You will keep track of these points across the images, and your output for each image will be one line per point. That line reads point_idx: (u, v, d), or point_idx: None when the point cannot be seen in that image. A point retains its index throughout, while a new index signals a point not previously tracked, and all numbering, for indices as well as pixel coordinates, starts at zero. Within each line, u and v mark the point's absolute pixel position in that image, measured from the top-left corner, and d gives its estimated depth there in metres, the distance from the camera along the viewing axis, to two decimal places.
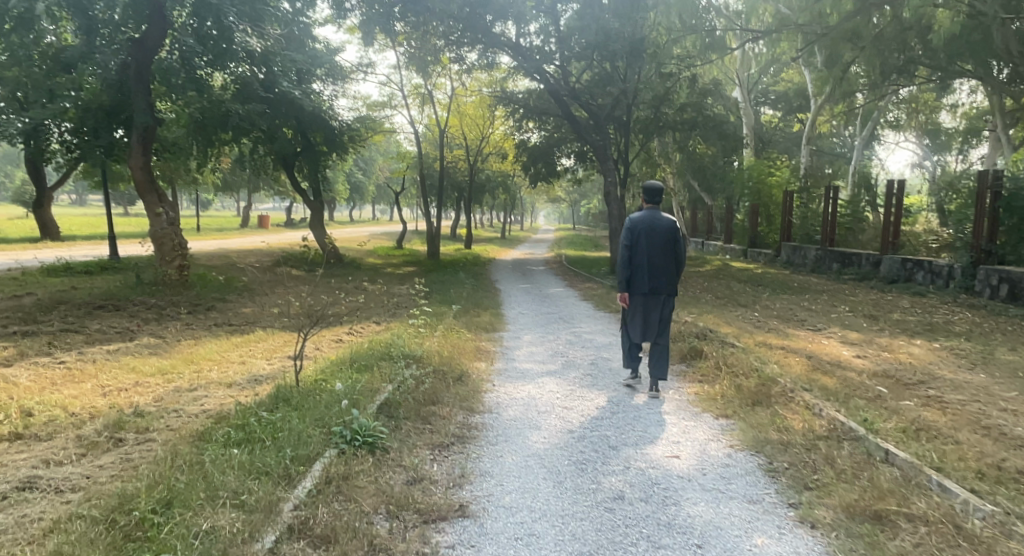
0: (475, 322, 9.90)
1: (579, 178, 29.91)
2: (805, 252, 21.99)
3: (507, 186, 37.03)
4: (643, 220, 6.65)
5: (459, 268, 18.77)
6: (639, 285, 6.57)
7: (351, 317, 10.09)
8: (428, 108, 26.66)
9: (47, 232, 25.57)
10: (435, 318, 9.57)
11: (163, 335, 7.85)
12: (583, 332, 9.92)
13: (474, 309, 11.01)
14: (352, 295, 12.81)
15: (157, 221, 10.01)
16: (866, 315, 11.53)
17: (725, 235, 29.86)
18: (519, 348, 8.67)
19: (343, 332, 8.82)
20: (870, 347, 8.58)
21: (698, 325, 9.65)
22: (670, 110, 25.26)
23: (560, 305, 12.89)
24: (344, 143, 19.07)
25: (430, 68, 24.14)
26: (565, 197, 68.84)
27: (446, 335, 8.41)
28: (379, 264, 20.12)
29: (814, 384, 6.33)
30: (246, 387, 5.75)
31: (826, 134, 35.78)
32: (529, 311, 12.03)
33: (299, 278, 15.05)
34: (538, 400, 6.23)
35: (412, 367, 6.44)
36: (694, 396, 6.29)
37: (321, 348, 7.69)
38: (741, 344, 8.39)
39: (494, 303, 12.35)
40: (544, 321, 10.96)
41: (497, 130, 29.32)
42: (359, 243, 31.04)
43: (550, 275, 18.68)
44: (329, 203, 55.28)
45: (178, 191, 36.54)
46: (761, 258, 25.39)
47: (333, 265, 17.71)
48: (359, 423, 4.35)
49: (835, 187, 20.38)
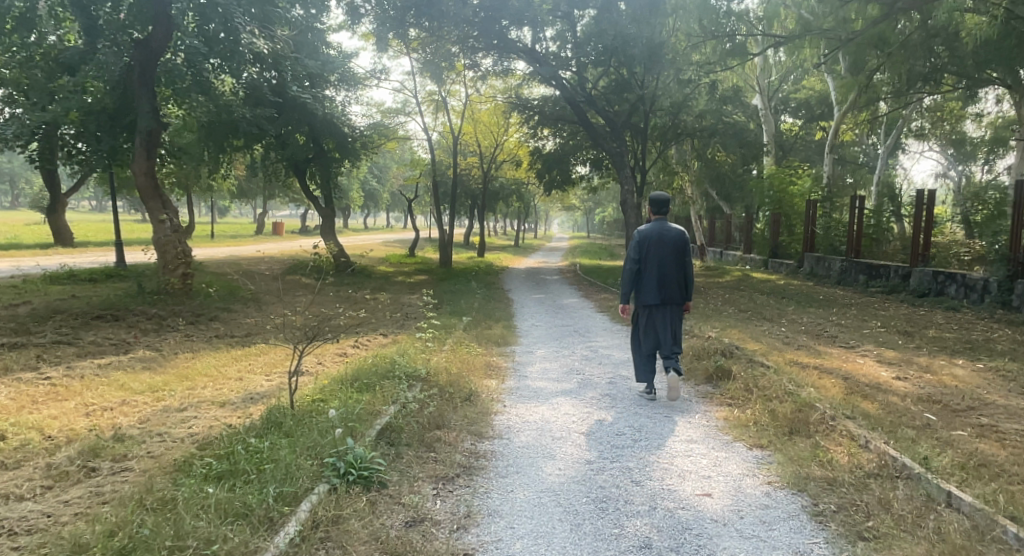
0: (487, 335, 9.45)
1: (596, 186, 29.45)
2: (829, 264, 21.36)
3: (522, 194, 36.65)
4: (652, 231, 6.74)
5: (472, 277, 18.36)
6: (649, 295, 6.68)
7: (358, 329, 9.67)
8: (442, 115, 26.34)
9: (60, 238, 25.56)
10: (444, 331, 9.15)
11: (159, 347, 7.48)
12: (600, 347, 9.44)
13: (486, 322, 10.56)
14: (361, 305, 12.42)
15: (160, 228, 9.66)
16: (899, 332, 10.96)
17: (745, 245, 29.23)
18: (533, 364, 8.21)
19: (348, 346, 8.41)
20: (909, 367, 8.04)
21: (722, 341, 9.14)
22: (689, 117, 24.78)
23: (575, 317, 12.41)
24: (357, 150, 18.75)
25: (445, 75, 23.82)
26: (581, 206, 68.42)
27: (456, 351, 7.97)
28: (391, 272, 19.77)
29: (855, 410, 5.81)
30: (239, 407, 5.34)
31: (847, 143, 35.10)
32: (544, 324, 11.56)
33: (308, 287, 14.71)
34: (552, 423, 5.77)
35: (416, 387, 6.00)
36: (723, 422, 5.80)
37: (324, 364, 7.27)
38: (771, 362, 7.88)
39: (508, 314, 11.91)
40: (559, 335, 10.48)
41: (512, 137, 28.95)
42: (373, 250, 30.75)
43: (565, 285, 18.23)
44: (344, 210, 55.22)
45: (193, 197, 36.57)
46: (783, 269, 24.77)
47: (344, 273, 17.36)
48: (354, 454, 3.90)
49: (860, 197, 19.76)
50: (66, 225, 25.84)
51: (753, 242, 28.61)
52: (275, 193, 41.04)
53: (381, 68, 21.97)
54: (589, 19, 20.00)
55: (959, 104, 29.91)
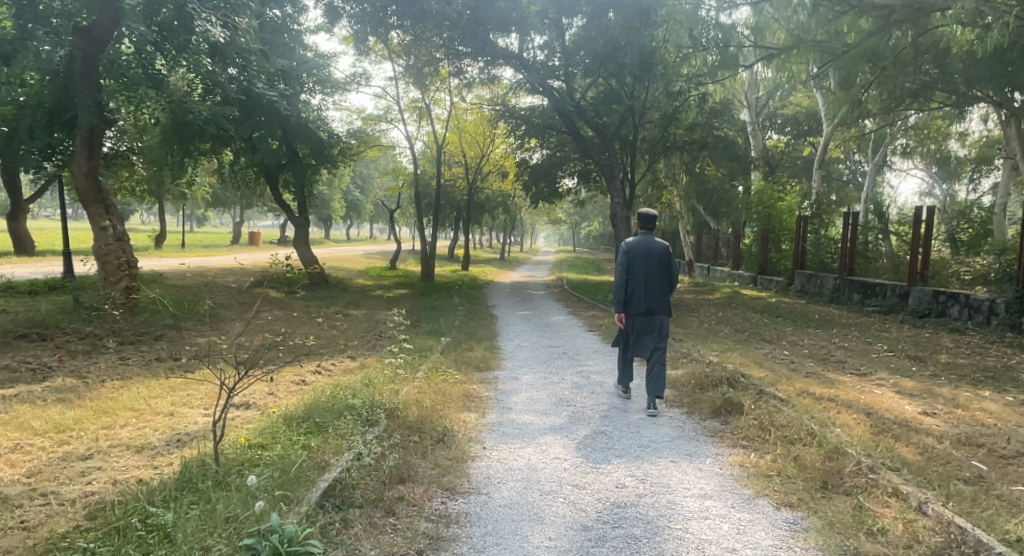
0: (465, 358, 8.52)
1: (582, 199, 28.70)
2: (821, 282, 20.69)
3: (507, 206, 35.78)
4: (638, 243, 6.77)
5: (453, 292, 17.47)
6: (636, 305, 6.67)
7: (324, 353, 8.71)
8: (426, 123, 25.51)
9: (21, 245, 24.25)
10: (418, 354, 8.23)
11: (85, 373, 6.49)
12: (591, 373, 8.54)
13: (466, 343, 9.63)
14: (331, 323, 11.42)
15: (102, 236, 8.73)
16: (910, 357, 10.18)
17: (732, 261, 28.58)
18: (518, 394, 7.27)
19: (308, 371, 7.44)
20: (935, 400, 7.24)
21: (725, 366, 8.31)
22: (679, 130, 24.17)
23: (563, 337, 11.49)
24: (333, 157, 17.80)
25: (428, 82, 23.02)
26: (566, 219, 67.84)
27: (429, 379, 7.00)
28: (367, 285, 18.81)
29: (892, 456, 4.99)
30: (159, 456, 4.39)
31: (835, 160, 34.71)
32: (528, 344, 10.66)
33: (276, 301, 13.71)
34: (539, 471, 4.84)
35: (377, 429, 5.05)
36: (741, 470, 4.93)
37: (276, 395, 6.29)
38: (783, 394, 7.04)
39: (489, 333, 11.00)
40: (547, 358, 9.54)
41: (497, 148, 28.17)
42: (352, 261, 29.71)
43: (551, 301, 17.37)
44: (325, 220, 54.10)
45: (166, 204, 35.32)
46: (773, 285, 24.10)
47: (316, 287, 16.37)
48: (283, 534, 2.97)
49: (854, 213, 19.15)
50: (28, 232, 24.54)
51: (741, 259, 27.94)
52: (253, 202, 39.87)
53: (360, 72, 21.13)
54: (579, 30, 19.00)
55: (946, 123, 29.55)
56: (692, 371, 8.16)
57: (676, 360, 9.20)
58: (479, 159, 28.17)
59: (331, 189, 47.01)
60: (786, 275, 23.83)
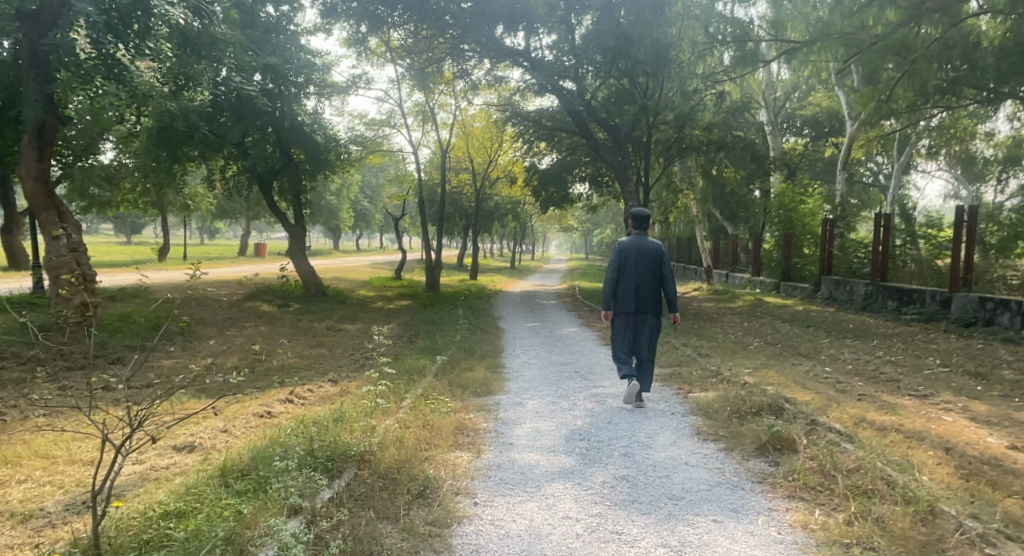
0: (463, 381, 7.44)
1: (595, 205, 27.61)
2: (850, 288, 19.45)
3: (517, 213, 34.81)
4: (631, 243, 7.03)
5: (458, 302, 16.43)
6: (625, 303, 6.93)
7: (302, 375, 7.65)
8: (431, 128, 24.57)
9: (15, 259, 23.60)
10: (408, 377, 7.16)
11: (7, 409, 5.51)
12: (607, 396, 7.43)
13: (466, 363, 8.55)
14: (319, 339, 10.38)
15: (54, 245, 8.01)
16: (969, 373, 9.00)
17: (752, 267, 27.32)
18: (522, 425, 6.20)
19: (278, 401, 6.39)
20: (1019, 430, 6.09)
21: (765, 388, 7.18)
22: (695, 131, 23.04)
23: (576, 353, 10.37)
24: (329, 161, 16.83)
25: (432, 85, 22.09)
26: (578, 226, 66.77)
27: (416, 410, 5.88)
28: (369, 297, 17.81)
29: (1002, 517, 3.87)
30: (46, 534, 3.39)
31: (856, 162, 33.34)
32: (537, 361, 9.57)
33: (265, 316, 12.73)
34: (541, 540, 3.75)
35: (336, 487, 3.98)
36: (805, 536, 3.85)
37: (229, 433, 5.23)
38: (838, 425, 5.92)
39: (493, 350, 9.92)
40: (558, 378, 8.43)
41: (506, 153, 27.17)
42: (358, 272, 28.74)
43: (562, 311, 16.27)
44: (334, 230, 53.32)
45: (170, 215, 34.65)
46: (797, 292, 22.85)
47: (313, 299, 15.42)
48: None
49: (886, 214, 17.88)
50: (22, 246, 23.89)
51: (762, 265, 26.69)
52: (258, 213, 39.04)
53: (360, 74, 20.23)
54: (586, 30, 17.89)
55: (974, 121, 28.08)
56: (726, 395, 7.00)
57: (704, 380, 8.06)
58: (487, 165, 27.18)
59: (338, 197, 46.17)
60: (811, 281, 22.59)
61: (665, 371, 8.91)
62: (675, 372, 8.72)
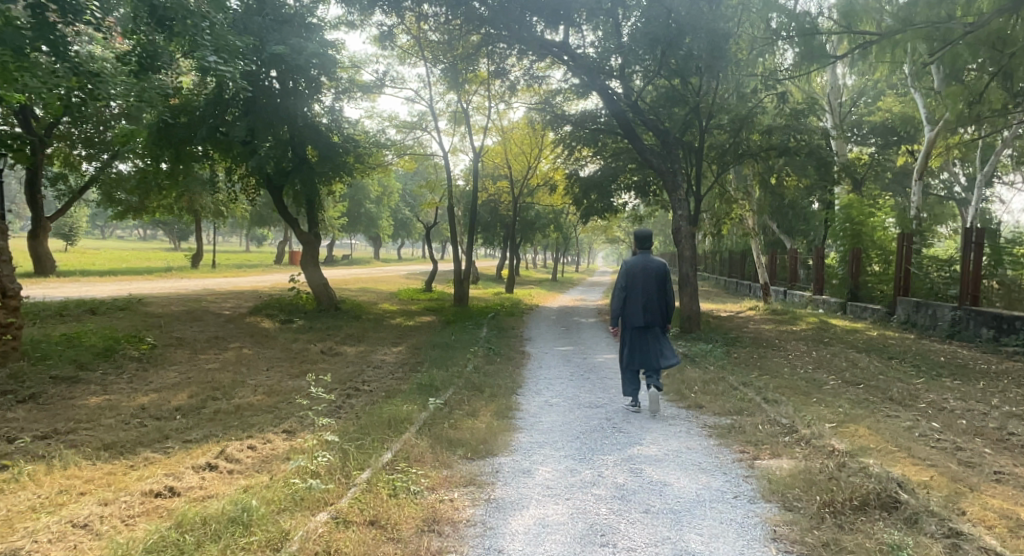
0: (457, 436, 5.75)
1: (640, 215, 25.66)
2: (932, 312, 17.07)
3: (559, 223, 33.00)
4: (638, 262, 7.55)
5: (484, 321, 14.77)
6: (634, 318, 7.44)
7: (255, 419, 6.09)
8: (464, 132, 23.07)
9: (41, 266, 23.13)
10: (386, 431, 5.54)
11: None
12: (646, 462, 5.63)
13: (469, 408, 6.83)
14: (306, 367, 8.84)
15: None
16: None
17: (815, 284, 24.93)
18: (524, 511, 4.44)
19: (196, 462, 4.83)
20: None
21: (863, 460, 5.30)
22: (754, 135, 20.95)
23: (610, 390, 8.55)
24: (347, 163, 15.41)
25: (466, 85, 20.59)
26: (624, 237, 64.53)
27: (367, 494, 4.15)
28: (391, 312, 16.30)
29: None
30: None
31: (932, 171, 30.40)
32: (561, 400, 7.83)
33: (261, 333, 11.33)
34: None
35: None
36: None
37: (87, 529, 3.64)
38: (982, 533, 4.06)
39: (510, 385, 8.21)
40: (582, 429, 6.63)
41: (547, 159, 25.45)
42: (390, 283, 27.31)
43: (601, 332, 14.46)
44: (375, 239, 52.36)
45: (204, 221, 34.04)
46: (867, 314, 20.50)
47: (323, 315, 14.02)
48: None
49: (980, 228, 14.89)
50: (49, 253, 23.46)
51: (826, 282, 24.34)
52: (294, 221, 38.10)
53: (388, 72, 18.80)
54: (634, 27, 15.60)
55: None
56: (812, 474, 5.10)
57: (776, 441, 6.18)
58: (526, 172, 25.52)
59: (377, 205, 45.22)
60: (883, 303, 20.21)
61: (722, 421, 7.04)
62: (737, 423, 6.84)
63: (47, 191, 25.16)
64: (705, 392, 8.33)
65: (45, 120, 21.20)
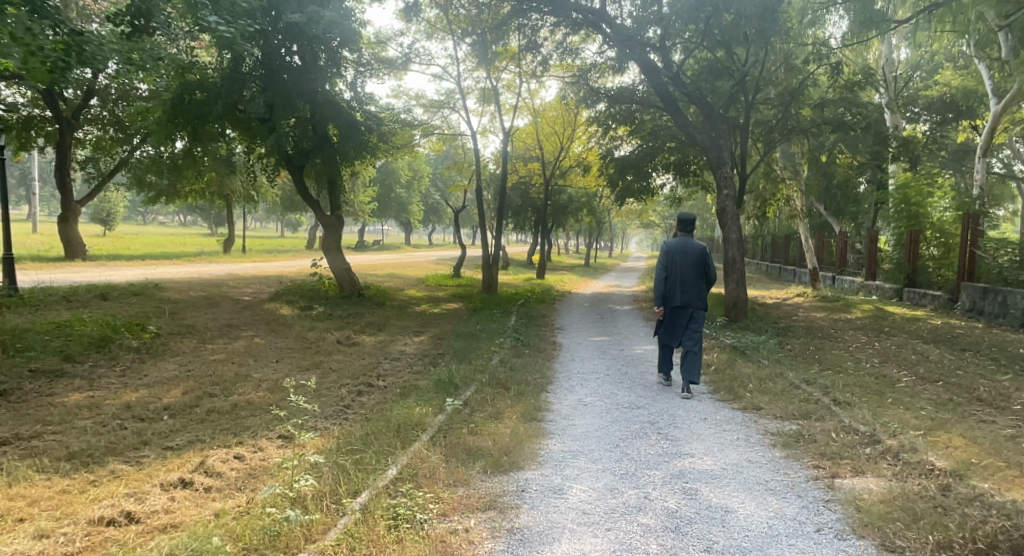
0: (477, 447, 4.91)
1: (679, 197, 24.46)
2: (1003, 299, 15.69)
3: (593, 207, 31.91)
4: (677, 244, 7.54)
5: (514, 308, 13.91)
6: (673, 298, 7.40)
7: (250, 420, 5.36)
8: (495, 111, 22.15)
9: (71, 249, 22.94)
10: (394, 440, 4.75)
11: None
12: (701, 482, 4.72)
13: (492, 410, 6.00)
14: (319, 358, 8.12)
15: None
16: None
17: (867, 269, 23.48)
18: (556, 547, 3.59)
19: (165, 477, 4.07)
20: None
21: (973, 484, 4.35)
22: (804, 110, 19.58)
23: (654, 387, 7.64)
24: (369, 141, 14.64)
25: (496, 61, 19.63)
26: (660, 222, 63.04)
27: (360, 527, 3.37)
28: (417, 299, 15.56)
29: None
30: None
31: (995, 149, 28.48)
32: (598, 399, 6.94)
33: (277, 321, 10.66)
34: None
35: None
36: None
37: None
38: None
39: (540, 382, 7.35)
40: (623, 436, 5.76)
41: (581, 139, 24.40)
42: (419, 268, 26.60)
43: (639, 321, 13.48)
44: (407, 225, 51.93)
45: (235, 206, 33.76)
46: (926, 301, 19.12)
47: (345, 301, 13.32)
48: None
49: None
50: (79, 237, 23.27)
51: (879, 267, 22.91)
52: None
53: (414, 48, 17.92)
54: None
55: None
56: (911, 504, 4.16)
57: (855, 454, 5.23)
58: (559, 153, 24.50)
59: (408, 189, 44.72)
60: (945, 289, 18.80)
61: (787, 428, 6.10)
62: (805, 431, 5.90)
63: (78, 175, 24.99)
64: (762, 390, 7.38)
65: (72, 101, 21.11)
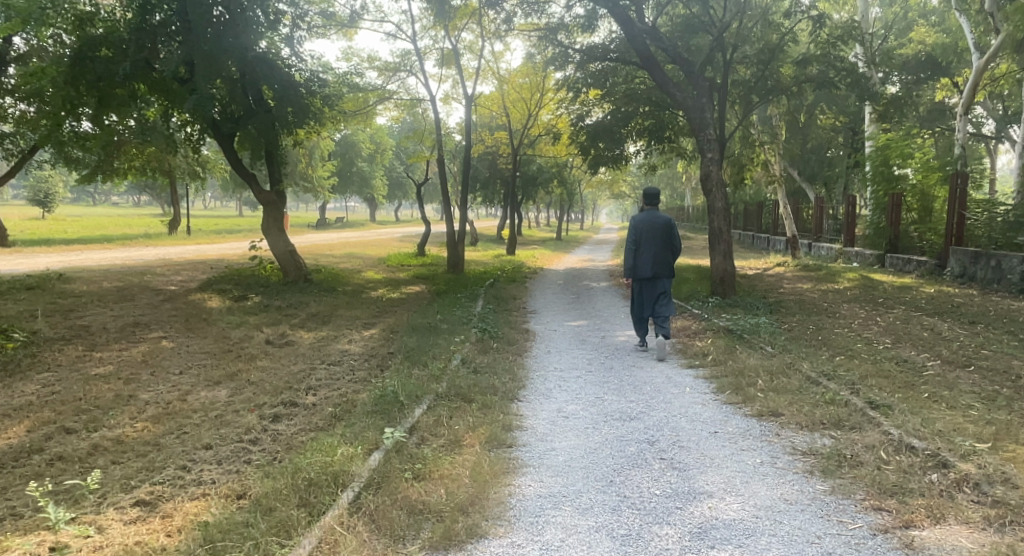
0: (417, 508, 3.51)
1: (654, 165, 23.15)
2: (998, 265, 14.71)
3: (563, 176, 30.36)
4: (644, 218, 7.16)
5: (478, 291, 12.45)
6: (642, 270, 7.04)
7: (109, 471, 3.94)
8: (455, 76, 20.37)
9: None
10: (302, 511, 3.36)
11: None
12: (730, 546, 3.41)
13: (447, 438, 4.60)
14: (237, 365, 6.64)
15: None
16: None
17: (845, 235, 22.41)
18: None
19: None
20: None
21: None
22: (786, 68, 18.24)
23: (646, 388, 6.31)
24: (309, 107, 12.88)
25: (455, 20, 17.85)
26: (631, 193, 61.71)
27: None
28: (372, 282, 14.00)
29: None
30: None
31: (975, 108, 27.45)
32: (580, 408, 5.59)
33: (200, 316, 9.10)
34: None
35: None
36: None
37: None
38: None
39: (507, 387, 5.95)
40: (616, 465, 4.42)
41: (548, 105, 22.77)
42: (380, 247, 24.88)
43: (619, 300, 12.13)
44: (371, 201, 49.89)
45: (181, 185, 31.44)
46: (908, 266, 17.94)
47: (285, 288, 11.74)
48: None
49: None
50: None
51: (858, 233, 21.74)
52: None
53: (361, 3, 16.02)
54: None
55: None
56: None
57: (922, 486, 3.96)
58: (526, 120, 22.84)
59: (369, 164, 42.66)
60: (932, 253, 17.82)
61: (820, 444, 4.82)
62: (847, 449, 4.60)
63: None
64: (776, 389, 6.08)
65: None
